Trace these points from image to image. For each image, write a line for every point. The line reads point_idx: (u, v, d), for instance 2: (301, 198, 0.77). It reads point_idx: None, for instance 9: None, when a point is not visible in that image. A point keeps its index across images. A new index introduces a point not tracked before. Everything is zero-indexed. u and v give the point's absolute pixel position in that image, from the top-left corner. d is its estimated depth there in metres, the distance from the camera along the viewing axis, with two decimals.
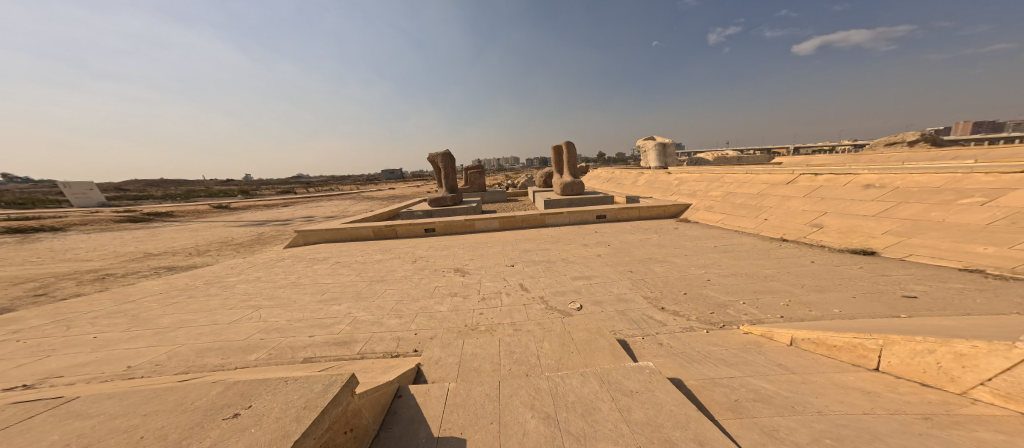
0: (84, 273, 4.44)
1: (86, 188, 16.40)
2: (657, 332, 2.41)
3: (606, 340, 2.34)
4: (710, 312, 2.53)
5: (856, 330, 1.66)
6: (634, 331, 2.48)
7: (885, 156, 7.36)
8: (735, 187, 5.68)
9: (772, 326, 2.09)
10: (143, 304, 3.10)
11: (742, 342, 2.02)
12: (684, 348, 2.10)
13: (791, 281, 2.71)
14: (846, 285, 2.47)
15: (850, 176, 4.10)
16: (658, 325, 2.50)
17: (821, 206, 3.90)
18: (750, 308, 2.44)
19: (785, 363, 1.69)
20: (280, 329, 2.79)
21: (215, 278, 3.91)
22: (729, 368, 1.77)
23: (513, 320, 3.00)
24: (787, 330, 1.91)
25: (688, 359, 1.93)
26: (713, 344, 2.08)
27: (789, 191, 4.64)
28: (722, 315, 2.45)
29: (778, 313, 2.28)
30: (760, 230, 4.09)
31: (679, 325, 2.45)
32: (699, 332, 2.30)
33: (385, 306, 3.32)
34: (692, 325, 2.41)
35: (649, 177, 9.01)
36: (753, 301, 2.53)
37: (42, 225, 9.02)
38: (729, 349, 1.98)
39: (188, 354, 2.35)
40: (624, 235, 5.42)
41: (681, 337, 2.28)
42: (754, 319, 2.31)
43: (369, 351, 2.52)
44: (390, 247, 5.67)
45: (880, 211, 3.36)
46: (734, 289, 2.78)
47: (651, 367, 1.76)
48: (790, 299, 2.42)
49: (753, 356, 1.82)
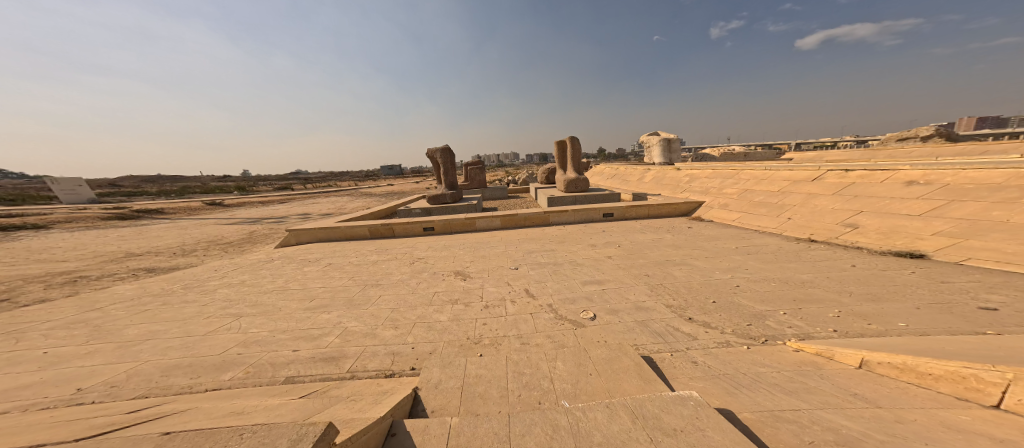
0: (55, 275, 4.10)
1: (75, 184, 15.90)
2: (688, 348, 2.13)
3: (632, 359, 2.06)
4: (745, 324, 2.25)
5: (962, 359, 1.38)
6: (660, 347, 2.21)
7: (907, 152, 7.08)
8: (753, 184, 5.38)
9: (830, 343, 1.81)
10: (110, 312, 2.78)
11: (795, 362, 1.73)
12: (726, 370, 1.81)
13: (834, 289, 2.42)
14: (904, 294, 2.17)
15: (889, 172, 3.81)
16: (688, 339, 2.21)
17: (856, 205, 3.61)
18: (794, 320, 2.15)
19: (865, 395, 1.40)
20: (261, 342, 2.50)
21: (195, 282, 3.59)
22: (789, 397, 1.47)
23: (519, 332, 2.73)
24: (857, 351, 1.66)
25: (735, 384, 1.65)
26: (760, 365, 1.78)
27: (816, 188, 4.34)
28: (760, 328, 2.16)
29: (830, 327, 2.00)
30: (783, 230, 3.80)
31: (712, 340, 2.16)
32: (738, 348, 2.01)
33: (380, 316, 3.05)
34: (728, 339, 2.12)
35: (657, 174, 8.70)
36: (795, 311, 2.24)
37: (26, 222, 8.66)
38: (782, 371, 1.68)
39: (150, 373, 2.04)
40: (634, 234, 5.12)
41: (719, 355, 1.99)
42: (801, 333, 2.02)
43: (360, 369, 2.34)
44: (387, 247, 5.37)
45: (929, 210, 3.06)
46: (771, 297, 2.49)
47: (698, 399, 1.46)
48: (841, 310, 2.13)
49: (819, 384, 1.53)
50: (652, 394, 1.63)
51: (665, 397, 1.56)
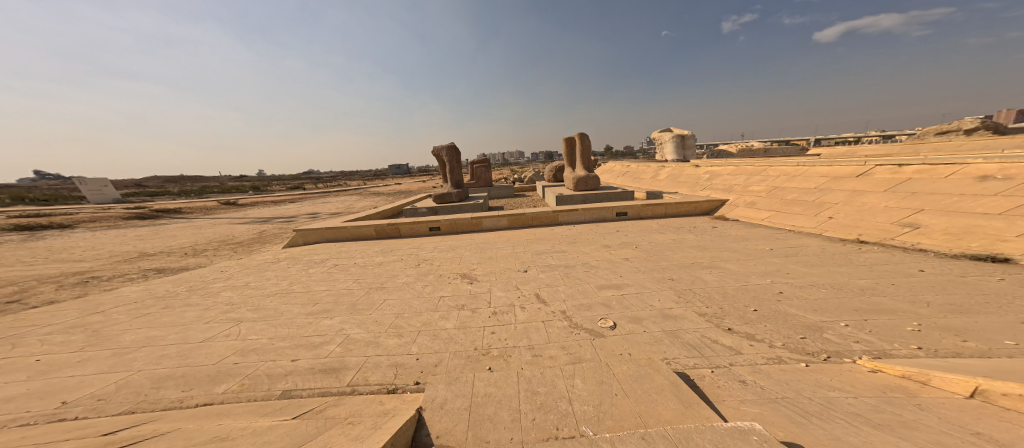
0: (67, 275, 4.11)
1: (101, 184, 16.48)
2: (733, 364, 1.99)
3: (672, 377, 1.84)
4: (799, 337, 2.04)
5: None
6: (698, 362, 2.09)
7: (955, 145, 6.52)
8: (784, 181, 5.01)
9: (917, 363, 1.57)
10: (111, 315, 2.69)
11: (876, 386, 1.52)
12: (785, 393, 1.62)
13: (905, 297, 2.15)
14: (997, 306, 1.90)
15: (954, 166, 3.42)
16: (730, 354, 2.08)
17: (915, 203, 3.26)
18: (862, 334, 1.91)
19: (992, 435, 1.13)
20: (259, 351, 2.37)
21: (200, 284, 3.51)
22: (878, 433, 1.21)
23: (530, 342, 2.55)
24: (964, 376, 1.38)
25: (805, 412, 1.41)
26: (831, 388, 1.58)
27: (862, 185, 3.96)
28: (817, 343, 1.95)
29: (912, 343, 1.74)
30: (824, 230, 3.55)
31: (760, 355, 2.01)
32: (795, 366, 1.83)
33: (382, 323, 2.91)
34: (781, 355, 1.94)
35: (673, 171, 8.32)
36: (861, 323, 2.00)
37: (50, 222, 8.94)
38: (861, 397, 1.48)
39: (141, 384, 1.92)
40: (651, 234, 4.83)
41: (772, 374, 1.82)
42: (874, 350, 1.78)
43: (362, 383, 2.18)
44: (393, 248, 5.26)
45: (1010, 208, 2.69)
46: (826, 306, 2.25)
47: (764, 433, 1.22)
48: (922, 323, 1.87)
49: (918, 418, 1.26)
50: (706, 424, 1.41)
51: (721, 428, 1.35)
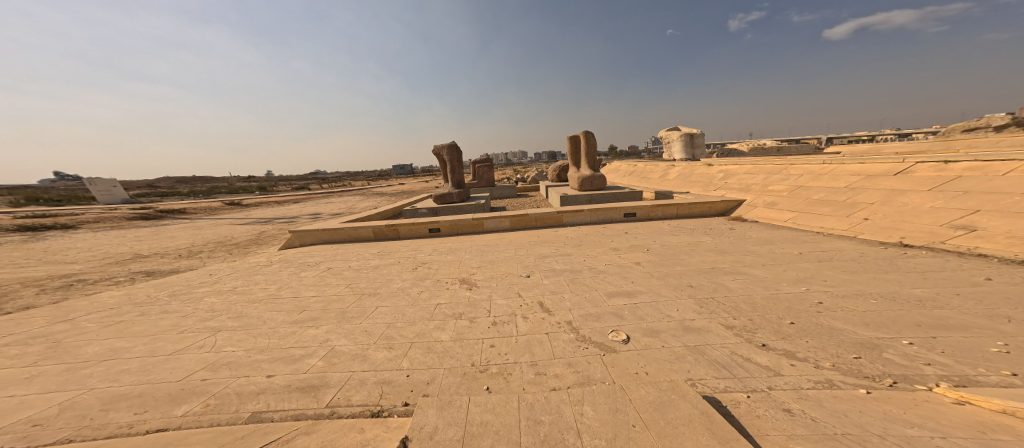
0: (53, 278, 3.95)
1: (110, 185, 16.65)
2: (772, 388, 1.73)
3: (706, 404, 1.57)
4: (852, 356, 1.82)
5: None
6: (731, 383, 1.83)
7: (992, 142, 6.08)
8: (808, 180, 4.67)
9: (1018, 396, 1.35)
10: (81, 323, 2.50)
11: (972, 423, 1.29)
12: (850, 428, 1.38)
13: (975, 311, 1.93)
14: None
15: (1011, 163, 3.08)
16: (768, 375, 1.82)
17: (967, 203, 2.96)
18: (933, 354, 1.69)
19: None
20: (232, 365, 2.13)
21: (184, 288, 3.32)
22: None
23: (533, 358, 2.30)
24: None
25: None
26: (908, 424, 1.34)
27: (901, 183, 3.63)
28: (877, 364, 1.73)
29: (1001, 369, 1.53)
30: (860, 233, 3.28)
31: (804, 377, 1.77)
32: (856, 392, 1.59)
33: (372, 334, 2.68)
34: (834, 379, 1.71)
35: (682, 169, 7.98)
36: (929, 341, 1.78)
37: (55, 223, 8.93)
38: (952, 438, 1.24)
39: (90, 406, 1.70)
40: (663, 237, 4.53)
41: (824, 401, 1.57)
42: (956, 375, 1.56)
43: (344, 404, 1.94)
44: (390, 251, 5.05)
45: None
46: (882, 319, 2.02)
47: None
48: (1006, 344, 1.66)
49: None
50: None
51: None
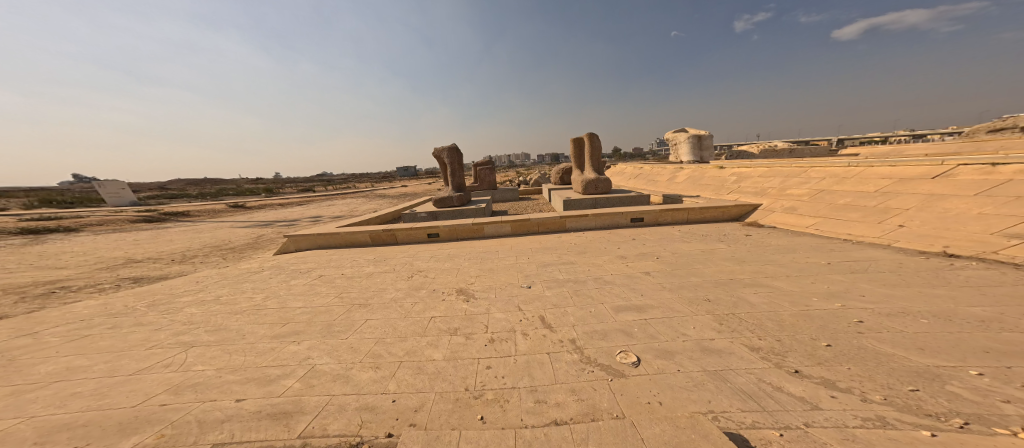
0: (37, 284, 3.83)
1: (119, 188, 16.80)
2: (810, 426, 1.46)
3: (732, 445, 1.31)
4: (907, 389, 1.54)
5: None
6: (759, 418, 1.56)
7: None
8: (832, 184, 4.36)
9: None
10: (47, 338, 2.33)
11: None
12: None
13: None
14: None
15: None
16: (804, 409, 1.55)
17: (1019, 210, 2.66)
18: (1012, 390, 1.43)
19: None
20: (198, 387, 1.93)
21: (165, 296, 3.14)
22: None
23: (533, 383, 2.08)
24: None
25: None
26: None
27: (940, 188, 3.32)
28: (940, 399, 1.46)
29: None
30: (895, 241, 3.01)
31: (849, 413, 1.50)
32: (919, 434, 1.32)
33: (357, 351, 2.46)
34: (887, 416, 1.43)
35: (692, 172, 7.67)
36: (1003, 372, 1.51)
37: (57, 226, 8.93)
38: None
39: (27, 438, 1.51)
40: (674, 244, 4.25)
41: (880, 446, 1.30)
42: None
43: (317, 434, 1.71)
44: (386, 257, 4.86)
45: None
46: (939, 342, 1.75)
47: None
48: None
49: None
50: None
51: None
